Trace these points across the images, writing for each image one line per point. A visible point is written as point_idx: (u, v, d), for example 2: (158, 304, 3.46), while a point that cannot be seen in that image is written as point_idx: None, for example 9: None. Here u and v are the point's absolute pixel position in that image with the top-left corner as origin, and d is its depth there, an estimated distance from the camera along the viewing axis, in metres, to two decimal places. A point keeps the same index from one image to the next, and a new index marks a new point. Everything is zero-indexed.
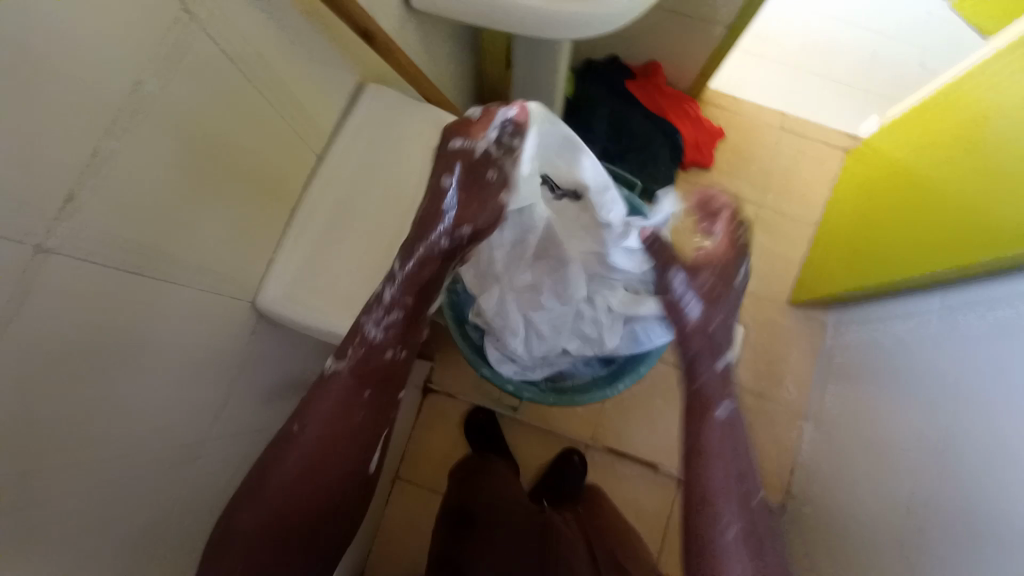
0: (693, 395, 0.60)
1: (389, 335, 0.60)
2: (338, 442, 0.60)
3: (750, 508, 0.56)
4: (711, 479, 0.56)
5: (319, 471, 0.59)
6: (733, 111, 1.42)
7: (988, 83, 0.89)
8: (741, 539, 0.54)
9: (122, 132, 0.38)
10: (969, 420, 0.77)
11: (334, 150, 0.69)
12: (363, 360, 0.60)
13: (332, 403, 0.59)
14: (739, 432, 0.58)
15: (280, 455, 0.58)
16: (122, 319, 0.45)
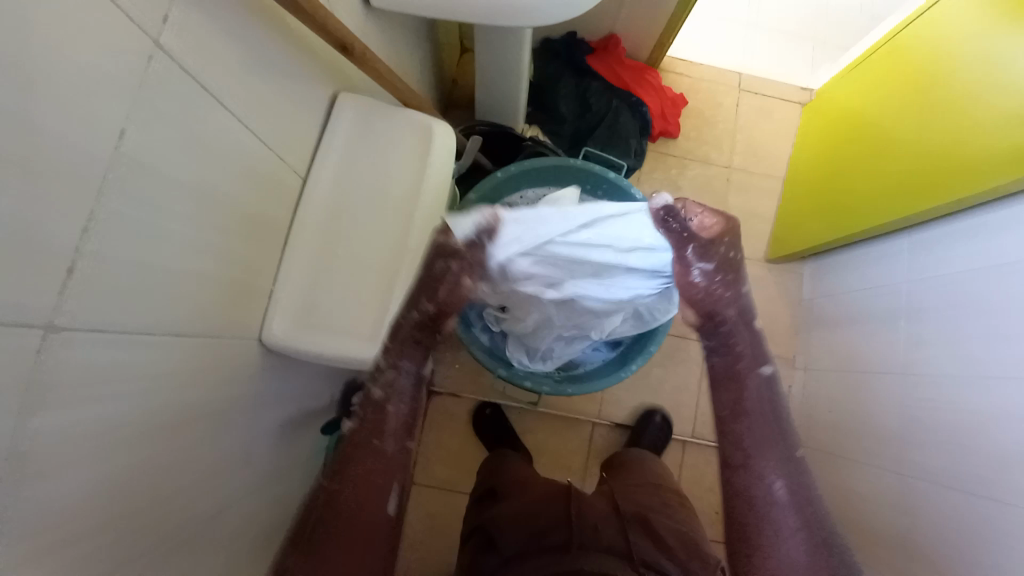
0: (723, 404, 0.63)
1: (392, 391, 0.61)
2: (363, 494, 0.56)
3: (806, 508, 0.57)
4: (752, 432, 0.61)
5: (358, 522, 0.55)
6: (693, 77, 1.43)
7: (943, 28, 0.93)
8: (803, 528, 0.56)
9: (113, 189, 0.36)
10: (954, 350, 0.85)
11: (319, 169, 0.64)
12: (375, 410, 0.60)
13: (358, 459, 0.58)
14: (780, 405, 0.63)
15: (311, 517, 0.54)
16: (139, 384, 0.43)
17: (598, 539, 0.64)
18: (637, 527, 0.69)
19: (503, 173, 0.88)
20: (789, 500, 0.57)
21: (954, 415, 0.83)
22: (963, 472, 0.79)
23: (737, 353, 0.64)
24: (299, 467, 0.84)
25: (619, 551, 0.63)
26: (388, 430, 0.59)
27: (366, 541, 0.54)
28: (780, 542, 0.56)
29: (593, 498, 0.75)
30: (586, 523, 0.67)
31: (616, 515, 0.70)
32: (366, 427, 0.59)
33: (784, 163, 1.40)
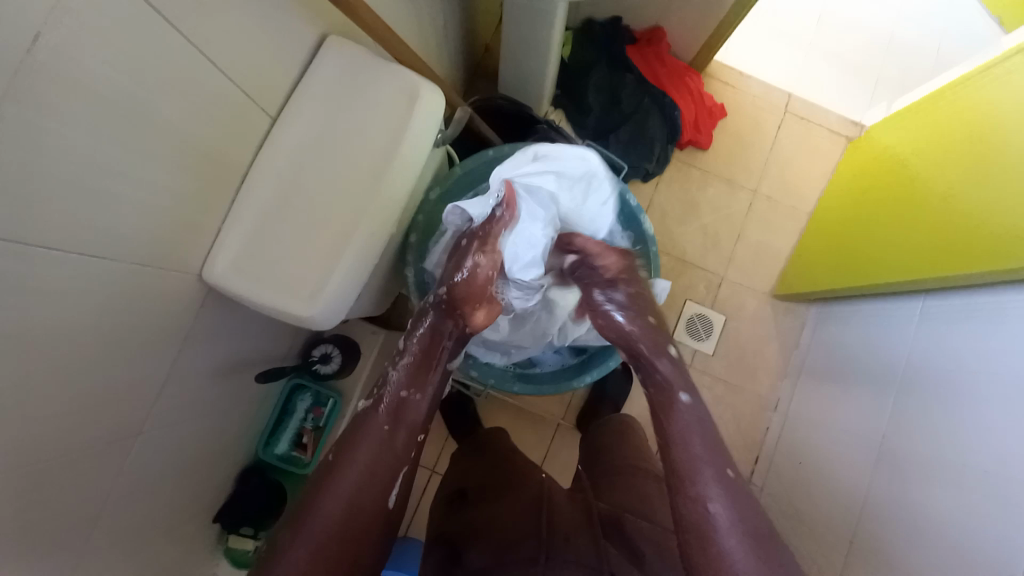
0: (662, 428, 0.64)
1: (410, 382, 0.67)
2: (368, 479, 0.60)
3: (744, 519, 0.56)
4: (684, 454, 0.60)
5: (356, 510, 0.58)
6: (738, 89, 1.34)
7: (996, 86, 0.85)
8: (746, 549, 0.54)
9: (24, 95, 0.34)
10: (936, 430, 0.79)
11: (290, 113, 0.62)
12: (393, 398, 0.65)
13: (371, 441, 0.62)
14: (704, 418, 0.64)
15: (314, 497, 0.58)
16: (39, 299, 0.42)
17: (569, 549, 0.63)
18: (613, 538, 0.66)
19: (495, 151, 0.85)
20: (729, 526, 0.56)
21: (923, 500, 0.78)
22: (926, 562, 0.75)
23: (654, 372, 0.68)
24: (237, 406, 0.84)
25: (590, 564, 0.61)
26: (403, 419, 0.64)
27: (364, 532, 0.58)
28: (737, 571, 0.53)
29: (564, 504, 0.72)
30: (556, 532, 0.65)
31: (589, 525, 0.68)
32: (382, 413, 0.64)
33: (813, 199, 1.32)
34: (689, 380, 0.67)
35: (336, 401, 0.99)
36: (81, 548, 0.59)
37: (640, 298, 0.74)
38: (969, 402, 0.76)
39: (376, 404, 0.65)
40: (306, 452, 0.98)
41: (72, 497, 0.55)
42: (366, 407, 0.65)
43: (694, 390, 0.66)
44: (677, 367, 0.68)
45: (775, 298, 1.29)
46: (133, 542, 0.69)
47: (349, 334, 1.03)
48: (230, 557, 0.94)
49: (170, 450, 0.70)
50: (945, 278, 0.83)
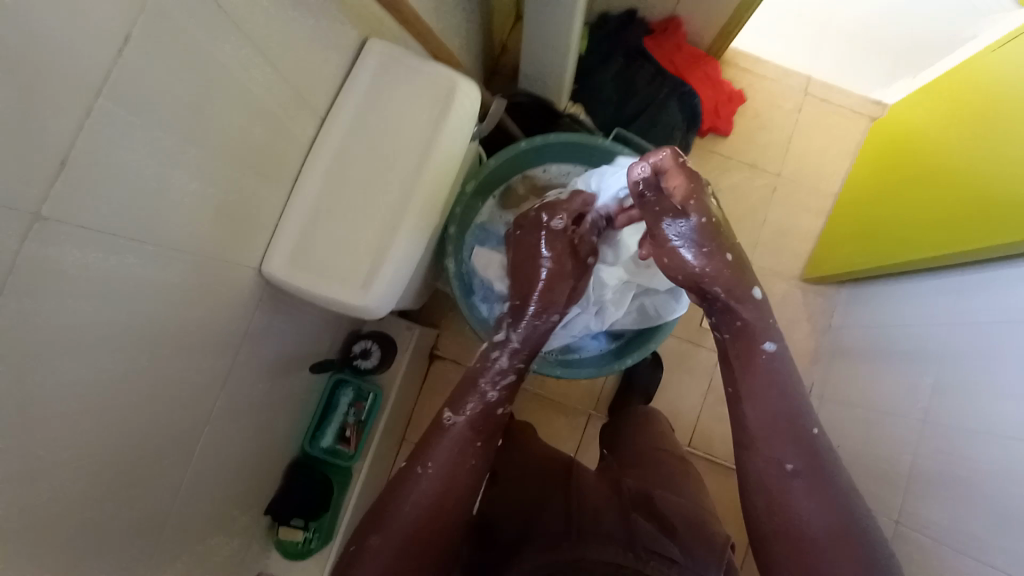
0: (733, 378, 0.66)
1: (501, 394, 0.67)
2: (463, 486, 0.61)
3: (836, 504, 0.59)
4: (764, 412, 0.63)
5: (442, 508, 0.59)
6: (756, 75, 1.34)
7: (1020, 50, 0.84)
8: (829, 528, 0.58)
9: (112, 93, 0.38)
10: (973, 399, 0.79)
11: (336, 113, 0.66)
12: (480, 412, 0.65)
13: (457, 450, 0.62)
14: (784, 366, 0.65)
15: (408, 492, 0.59)
16: (124, 288, 0.46)
17: (599, 526, 0.59)
18: (640, 512, 0.64)
19: (526, 142, 0.87)
20: (809, 486, 0.59)
21: (967, 471, 0.77)
22: (971, 530, 0.74)
23: (725, 326, 0.68)
24: (287, 400, 0.88)
25: (620, 538, 0.58)
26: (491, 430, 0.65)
27: (441, 534, 0.58)
28: (806, 524, 0.58)
29: (593, 480, 0.70)
30: (586, 509, 0.62)
31: (618, 499, 0.66)
32: (472, 425, 0.64)
33: (838, 180, 1.31)
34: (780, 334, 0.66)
35: (376, 394, 1.01)
36: (155, 531, 0.63)
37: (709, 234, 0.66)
38: (1016, 360, 0.74)
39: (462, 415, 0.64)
40: (350, 444, 1.00)
41: (149, 480, 0.59)
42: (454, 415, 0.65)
43: (778, 338, 0.66)
44: (768, 325, 0.66)
45: (802, 281, 1.28)
46: (198, 527, 0.73)
47: (385, 330, 1.07)
48: (282, 548, 0.98)
49: (229, 440, 0.74)
50: (967, 248, 0.83)
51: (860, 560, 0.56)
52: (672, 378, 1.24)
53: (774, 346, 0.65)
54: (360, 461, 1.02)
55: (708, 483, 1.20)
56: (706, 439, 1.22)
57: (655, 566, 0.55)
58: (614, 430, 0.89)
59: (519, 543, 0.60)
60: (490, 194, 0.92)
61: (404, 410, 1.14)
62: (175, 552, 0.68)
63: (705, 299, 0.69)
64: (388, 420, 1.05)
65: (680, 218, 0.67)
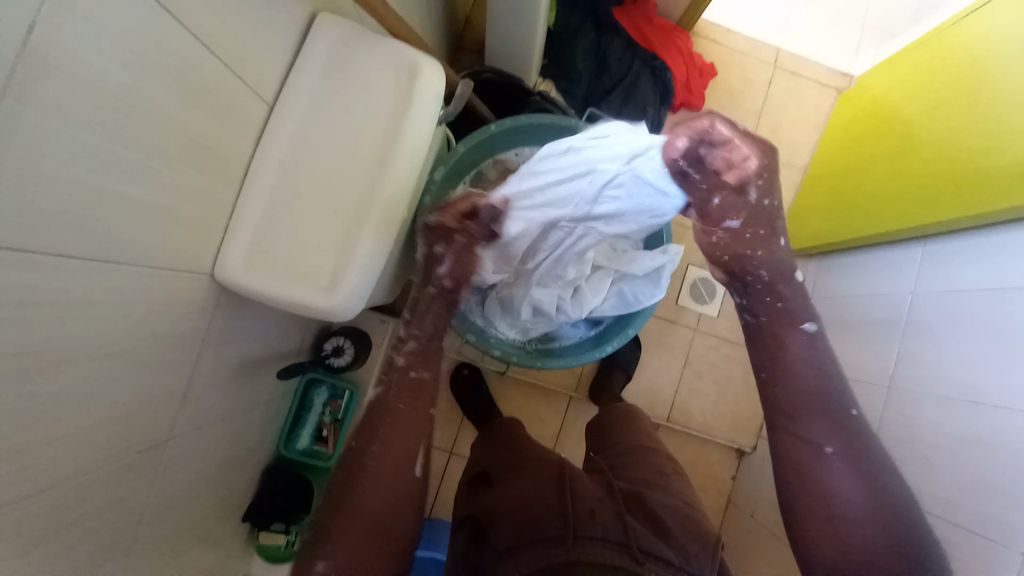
0: (761, 363, 0.67)
1: (416, 356, 0.68)
2: (391, 453, 0.60)
3: (868, 479, 0.57)
4: (792, 392, 0.63)
5: (388, 485, 0.58)
6: (726, 46, 1.32)
7: (978, 25, 0.86)
8: (864, 499, 0.56)
9: (23, 91, 0.32)
10: (943, 369, 0.82)
11: (286, 99, 0.61)
12: (402, 380, 0.66)
13: (387, 422, 0.62)
14: (822, 347, 0.65)
15: (353, 477, 0.58)
16: (64, 309, 0.40)
17: (596, 526, 0.59)
18: (635, 513, 0.64)
19: (496, 126, 0.83)
20: (844, 462, 0.58)
21: (932, 436, 0.80)
22: (935, 495, 0.77)
23: (752, 305, 0.71)
24: (257, 404, 0.84)
25: (616, 539, 0.58)
26: (413, 395, 0.65)
27: (393, 516, 0.57)
28: (840, 504, 0.56)
29: (586, 479, 0.70)
30: (581, 509, 0.61)
31: (612, 500, 0.65)
32: (393, 391, 0.65)
33: (807, 153, 1.31)
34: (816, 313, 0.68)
35: (352, 391, 0.98)
36: (125, 558, 0.58)
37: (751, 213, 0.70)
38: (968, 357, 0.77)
39: (386, 388, 0.65)
40: (328, 446, 0.98)
41: (111, 511, 0.54)
42: (379, 392, 0.65)
43: (816, 317, 0.67)
44: (835, 407, 0.60)
45: (776, 256, 1.29)
46: (175, 545, 0.69)
47: (358, 326, 1.02)
48: (264, 553, 0.94)
49: (199, 452, 0.69)
50: (930, 220, 0.86)
51: (881, 531, 0.54)
52: (651, 356, 1.25)
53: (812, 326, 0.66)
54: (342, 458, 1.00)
55: (688, 455, 1.23)
56: (685, 414, 1.24)
57: (652, 568, 0.56)
58: (599, 429, 0.90)
59: (515, 549, 0.58)
60: (462, 179, 0.88)
61: None
62: None
63: (740, 280, 0.73)
64: (368, 417, 1.02)
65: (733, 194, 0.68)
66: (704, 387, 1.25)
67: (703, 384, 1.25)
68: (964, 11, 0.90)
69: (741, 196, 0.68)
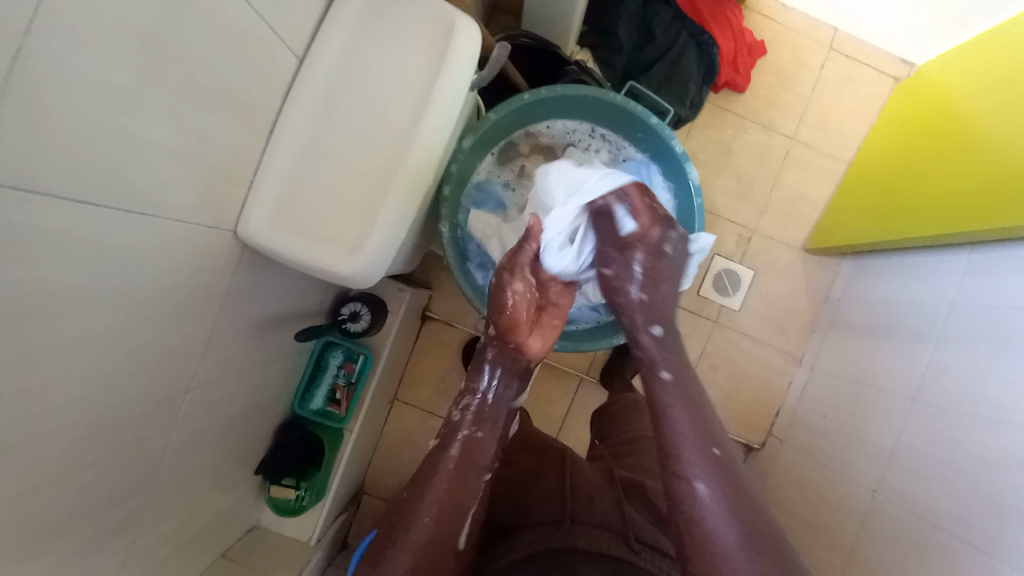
0: (656, 397, 0.62)
1: (473, 415, 0.66)
2: (447, 513, 0.55)
3: (742, 510, 0.52)
4: (672, 429, 0.59)
5: (437, 543, 0.53)
6: (780, 23, 1.23)
7: None
8: (741, 535, 0.50)
9: (49, 23, 0.30)
10: (974, 383, 0.78)
11: (317, 53, 0.59)
12: (459, 440, 0.63)
13: (445, 476, 0.59)
14: (691, 389, 0.62)
15: (402, 524, 0.54)
16: (92, 255, 0.40)
17: (594, 512, 0.59)
18: (634, 502, 0.64)
19: (531, 95, 0.79)
20: (716, 501, 0.53)
21: (954, 450, 0.78)
22: (950, 511, 0.75)
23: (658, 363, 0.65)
24: (274, 361, 0.85)
25: (614, 527, 0.57)
26: (474, 458, 0.62)
27: (435, 568, 0.51)
28: (721, 546, 0.50)
29: (588, 467, 0.70)
30: (580, 495, 0.61)
31: (611, 487, 0.65)
32: (452, 450, 0.62)
33: (854, 145, 1.24)
34: (675, 361, 0.65)
35: (368, 356, 0.99)
36: (144, 498, 0.61)
37: (655, 267, 0.71)
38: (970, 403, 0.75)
39: (443, 444, 0.63)
40: (340, 407, 0.99)
41: (131, 454, 0.56)
42: (435, 447, 0.63)
43: (679, 366, 0.65)
44: (697, 438, 0.57)
45: (807, 252, 1.24)
46: (191, 490, 0.71)
47: (375, 292, 1.02)
48: (275, 504, 0.97)
49: (216, 404, 0.71)
50: (969, 228, 0.81)
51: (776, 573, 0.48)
52: None
53: (669, 372, 0.64)
54: (354, 420, 1.01)
55: None
56: None
57: (648, 557, 0.55)
58: (605, 416, 0.90)
59: (512, 531, 0.58)
60: (490, 150, 0.86)
61: (396, 371, 1.12)
62: (165, 520, 0.67)
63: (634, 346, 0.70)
64: (381, 382, 1.02)
65: (636, 252, 0.72)
66: (718, 381, 1.23)
67: (718, 378, 1.23)
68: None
69: (660, 252, 0.72)
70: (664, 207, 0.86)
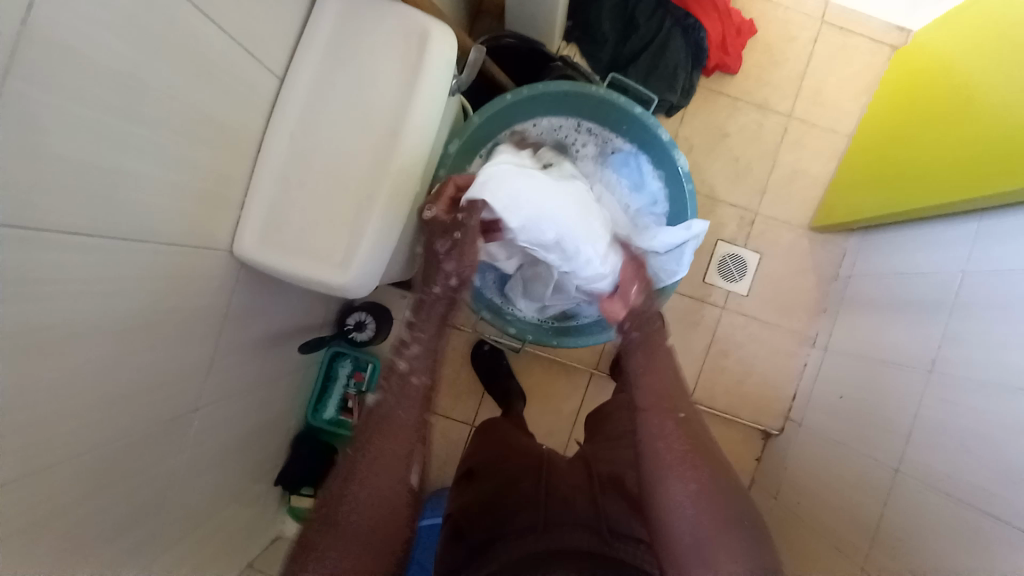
0: (637, 363, 0.69)
1: (418, 364, 0.66)
2: (382, 463, 0.59)
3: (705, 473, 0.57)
4: (654, 385, 0.66)
5: (379, 495, 0.57)
6: (769, 1, 1.21)
7: None
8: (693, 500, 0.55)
9: (26, 70, 0.32)
10: (989, 354, 0.76)
11: (295, 73, 0.60)
12: (399, 380, 0.65)
13: (383, 429, 0.61)
14: (665, 354, 0.69)
15: (357, 468, 0.59)
16: (86, 289, 0.42)
17: (569, 512, 0.61)
18: (611, 496, 0.64)
19: (512, 95, 0.79)
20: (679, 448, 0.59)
21: (971, 422, 0.76)
22: (970, 483, 0.73)
23: None
24: (283, 375, 0.87)
25: (585, 523, 0.59)
26: (408, 397, 0.64)
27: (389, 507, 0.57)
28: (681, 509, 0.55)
29: (567, 468, 0.71)
30: (553, 500, 0.63)
31: (587, 487, 0.66)
32: (389, 397, 0.64)
33: (854, 118, 1.21)
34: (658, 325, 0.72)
35: (376, 363, 1.00)
36: (160, 516, 0.63)
37: None
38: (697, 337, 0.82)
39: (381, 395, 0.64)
40: (353, 415, 1.01)
41: (144, 474, 0.58)
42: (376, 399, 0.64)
43: None
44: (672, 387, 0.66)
45: (813, 231, 1.22)
46: (206, 506, 0.73)
47: (378, 301, 1.04)
48: (294, 514, 1.00)
49: (225, 422, 0.73)
50: (974, 194, 0.78)
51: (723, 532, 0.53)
52: (675, 334, 1.22)
53: None
54: None
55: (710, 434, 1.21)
56: (709, 393, 1.21)
57: (621, 548, 0.56)
58: None
59: (493, 539, 0.58)
60: (478, 153, 0.86)
61: None
62: (182, 537, 0.69)
63: None
64: None
65: None
66: (729, 367, 1.22)
67: (729, 364, 1.22)
68: None
69: None
70: (656, 195, 0.87)
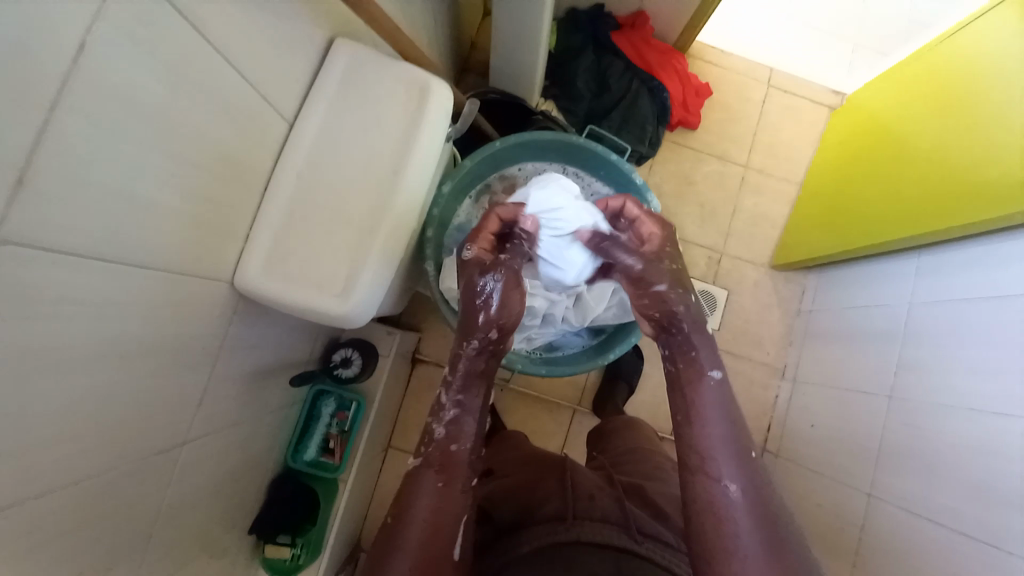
0: (679, 406, 0.66)
1: (456, 430, 0.65)
2: (430, 531, 0.56)
3: (766, 519, 0.55)
4: (709, 434, 0.62)
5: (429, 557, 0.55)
6: (722, 68, 1.37)
7: (974, 41, 0.87)
8: (759, 547, 0.53)
9: (72, 103, 0.35)
10: (944, 376, 0.83)
11: (305, 118, 0.65)
12: (439, 450, 0.63)
13: (427, 497, 0.59)
14: (729, 393, 0.65)
15: (406, 525, 0.57)
16: (96, 312, 0.43)
17: (594, 509, 0.61)
18: (633, 501, 0.66)
19: (501, 142, 0.87)
20: (743, 503, 0.56)
21: (934, 440, 0.81)
22: (940, 500, 0.77)
23: None
24: (267, 412, 0.85)
25: (616, 519, 0.59)
26: (452, 468, 0.62)
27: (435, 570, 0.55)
28: (739, 547, 0.53)
29: (589, 472, 0.72)
30: (580, 494, 0.64)
31: (611, 488, 0.67)
32: (432, 465, 0.62)
33: (803, 168, 1.35)
34: (715, 355, 0.67)
35: (359, 403, 0.99)
36: (136, 562, 0.59)
37: None
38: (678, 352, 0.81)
39: (423, 461, 0.63)
40: (334, 457, 0.98)
41: (127, 512, 0.55)
42: (415, 464, 0.63)
43: None
44: (729, 442, 0.60)
45: (776, 269, 1.32)
46: (183, 553, 0.69)
47: (365, 337, 1.04)
48: (268, 565, 0.94)
49: (209, 460, 0.70)
50: (918, 233, 0.88)
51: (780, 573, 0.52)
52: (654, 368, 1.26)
53: None
54: (347, 471, 1.00)
55: None
56: None
57: (650, 547, 0.57)
58: (602, 434, 0.93)
59: (518, 527, 0.60)
60: (468, 194, 0.92)
61: (389, 417, 1.13)
62: None
63: None
64: (373, 428, 1.03)
65: None
66: None
67: None
68: (953, 29, 0.93)
69: None
70: None
